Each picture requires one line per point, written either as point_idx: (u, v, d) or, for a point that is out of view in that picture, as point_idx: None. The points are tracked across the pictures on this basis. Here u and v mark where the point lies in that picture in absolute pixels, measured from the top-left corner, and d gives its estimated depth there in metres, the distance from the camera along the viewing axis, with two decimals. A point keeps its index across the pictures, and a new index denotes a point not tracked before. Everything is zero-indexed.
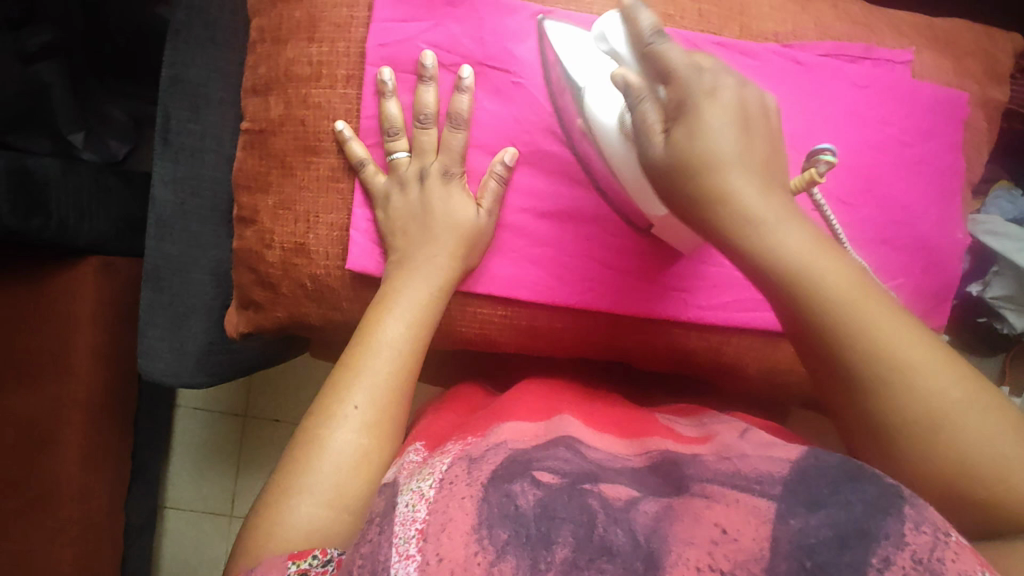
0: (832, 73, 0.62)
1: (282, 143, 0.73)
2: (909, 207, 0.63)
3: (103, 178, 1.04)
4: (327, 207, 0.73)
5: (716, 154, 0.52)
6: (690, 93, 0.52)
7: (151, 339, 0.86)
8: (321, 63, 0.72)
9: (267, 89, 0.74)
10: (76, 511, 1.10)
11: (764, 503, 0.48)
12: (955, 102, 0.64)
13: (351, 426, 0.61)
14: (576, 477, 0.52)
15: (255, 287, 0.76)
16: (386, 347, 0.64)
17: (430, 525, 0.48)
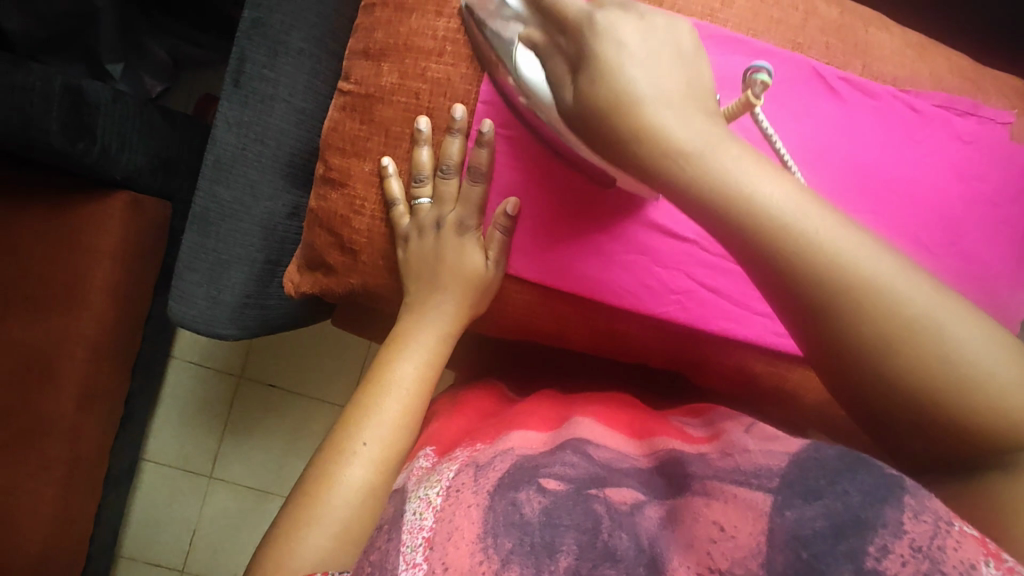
0: (941, 124, 0.65)
1: (388, 112, 0.71)
2: (987, 263, 0.65)
3: (149, 114, 1.00)
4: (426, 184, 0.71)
5: (639, 93, 0.48)
6: (589, 41, 0.51)
7: (186, 282, 0.81)
8: (445, 40, 0.68)
9: (383, 55, 0.71)
10: (62, 450, 1.05)
11: (760, 496, 0.43)
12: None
13: (360, 462, 0.62)
14: (582, 482, 0.49)
15: (332, 251, 0.75)
16: (397, 388, 0.67)
17: (436, 533, 0.48)
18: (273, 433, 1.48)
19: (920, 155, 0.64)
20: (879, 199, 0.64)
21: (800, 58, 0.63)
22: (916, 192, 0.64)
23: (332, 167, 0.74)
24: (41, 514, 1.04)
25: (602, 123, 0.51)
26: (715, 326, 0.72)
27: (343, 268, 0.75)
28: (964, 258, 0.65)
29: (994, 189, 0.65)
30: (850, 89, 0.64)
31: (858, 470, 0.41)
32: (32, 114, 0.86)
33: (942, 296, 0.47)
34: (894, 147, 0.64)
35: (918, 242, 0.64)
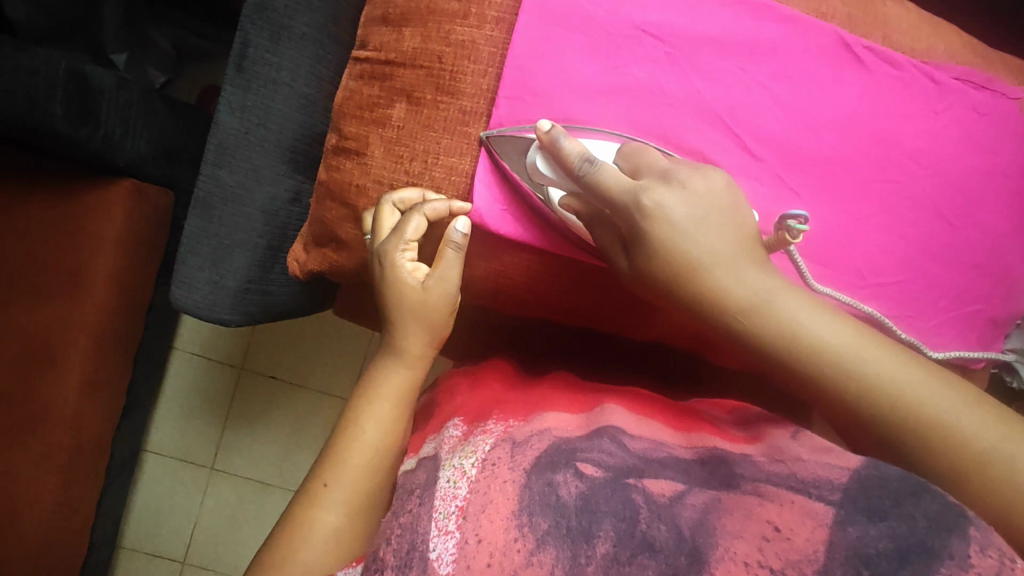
0: (958, 97, 0.62)
1: (410, 78, 0.64)
2: (1002, 237, 0.63)
3: (151, 101, 1.00)
4: (451, 150, 0.64)
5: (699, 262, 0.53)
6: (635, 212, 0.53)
7: (190, 267, 0.81)
8: (470, 2, 0.62)
9: (405, 20, 0.64)
10: (66, 438, 1.05)
11: (823, 505, 0.45)
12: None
13: (327, 506, 0.59)
14: (621, 471, 0.50)
15: (350, 223, 0.69)
16: (367, 437, 0.63)
17: (470, 504, 0.49)
18: (275, 425, 1.48)
19: (938, 128, 0.62)
20: (897, 172, 0.62)
21: (824, 24, 0.62)
22: (933, 166, 0.62)
23: (350, 136, 0.67)
24: (43, 503, 1.04)
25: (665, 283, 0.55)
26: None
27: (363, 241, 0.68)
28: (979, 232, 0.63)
29: (1010, 162, 0.62)
30: (871, 60, 0.61)
31: (919, 494, 0.44)
32: (35, 98, 0.85)
33: (973, 401, 0.51)
34: (916, 122, 0.61)
35: (935, 214, 0.62)
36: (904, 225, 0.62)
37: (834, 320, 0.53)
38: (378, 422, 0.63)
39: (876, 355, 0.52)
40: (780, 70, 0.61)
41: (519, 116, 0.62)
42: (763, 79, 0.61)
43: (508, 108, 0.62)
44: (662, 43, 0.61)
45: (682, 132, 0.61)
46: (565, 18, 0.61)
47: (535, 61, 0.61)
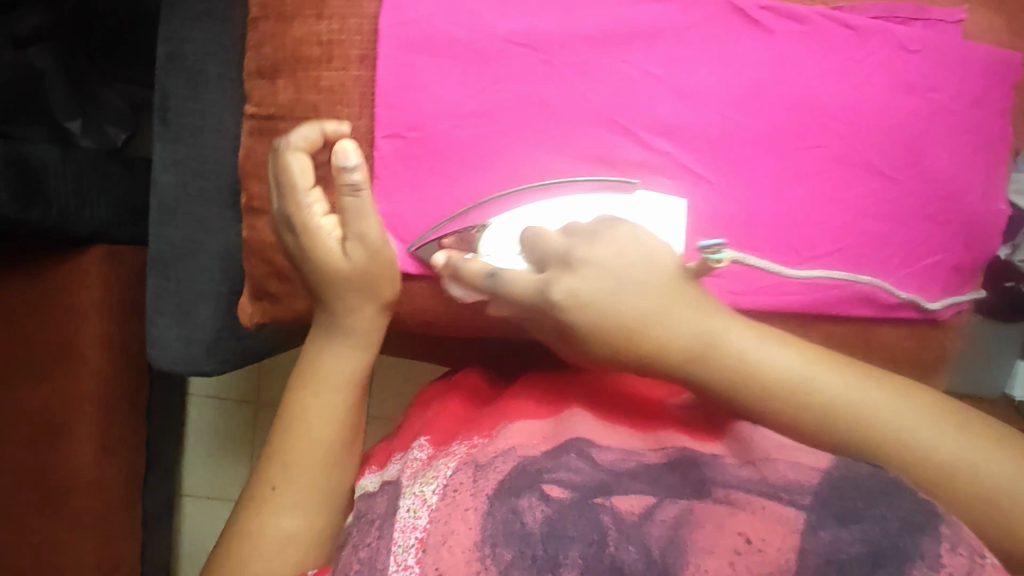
0: (882, 37, 0.56)
1: (293, 131, 0.59)
2: (953, 180, 0.58)
3: (103, 163, 1.00)
4: (346, 196, 0.59)
5: (644, 325, 0.52)
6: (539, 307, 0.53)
7: (160, 327, 0.83)
8: (333, 44, 0.58)
9: (275, 71, 0.59)
10: (94, 501, 1.10)
11: (794, 511, 0.43)
12: (1009, 62, 0.58)
13: (284, 510, 0.58)
14: (588, 490, 0.47)
15: (272, 281, 0.63)
16: (312, 437, 0.60)
17: (430, 536, 0.47)
18: None
19: (862, 78, 0.56)
20: (824, 133, 0.57)
21: None
22: (864, 119, 0.57)
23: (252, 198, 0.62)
24: (85, 565, 1.09)
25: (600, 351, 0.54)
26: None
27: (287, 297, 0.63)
28: (928, 179, 0.58)
29: (953, 97, 0.57)
30: (773, 19, 0.56)
31: (891, 492, 0.43)
32: None
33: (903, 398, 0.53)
34: (836, 76, 0.56)
35: (873, 171, 0.57)
36: (838, 190, 0.58)
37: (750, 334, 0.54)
38: (309, 423, 0.60)
39: (812, 372, 0.52)
40: (675, 49, 0.57)
41: (404, 154, 0.59)
42: (655, 65, 0.57)
43: (392, 148, 0.59)
44: (536, 51, 0.57)
45: (575, 139, 0.58)
46: (433, 41, 0.57)
47: (412, 92, 0.57)
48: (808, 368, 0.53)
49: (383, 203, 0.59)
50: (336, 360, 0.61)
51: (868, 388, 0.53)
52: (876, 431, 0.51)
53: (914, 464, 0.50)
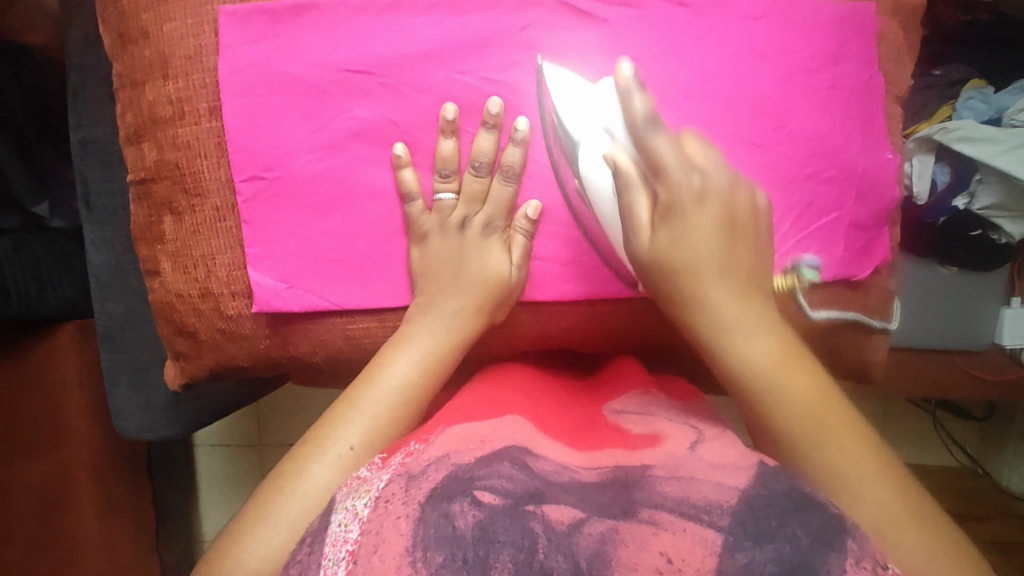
0: (719, 8, 0.58)
1: (163, 191, 0.60)
2: (826, 137, 0.59)
3: (61, 245, 1.05)
4: (220, 245, 0.60)
5: (706, 191, 0.51)
6: (677, 195, 0.51)
7: (119, 398, 0.85)
8: (181, 101, 0.58)
9: (139, 136, 0.61)
10: (105, 563, 1.15)
11: (713, 534, 0.39)
12: (861, 14, 0.59)
13: (334, 465, 0.52)
14: (519, 497, 0.42)
15: (179, 338, 0.63)
16: (386, 386, 0.56)
17: (360, 549, 0.42)
18: None
19: (710, 51, 0.57)
20: (683, 111, 0.57)
21: None
22: (721, 91, 0.57)
23: (145, 260, 0.63)
24: None
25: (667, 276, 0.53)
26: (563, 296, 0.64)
27: (193, 353, 0.63)
28: (803, 139, 0.59)
29: (807, 58, 0.58)
30: (604, 10, 0.58)
31: (802, 511, 0.41)
32: None
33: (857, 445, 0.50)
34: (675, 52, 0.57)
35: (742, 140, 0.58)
36: None
37: (741, 261, 0.52)
38: (374, 422, 0.54)
39: (758, 334, 0.51)
40: (528, 51, 0.59)
41: (267, 195, 0.59)
42: (494, 70, 0.59)
43: (253, 190, 0.59)
44: (374, 75, 0.59)
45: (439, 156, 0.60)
46: (269, 84, 0.58)
47: (261, 137, 0.58)
48: (751, 325, 0.52)
49: (252, 245, 0.59)
50: (422, 367, 0.57)
51: (853, 444, 0.49)
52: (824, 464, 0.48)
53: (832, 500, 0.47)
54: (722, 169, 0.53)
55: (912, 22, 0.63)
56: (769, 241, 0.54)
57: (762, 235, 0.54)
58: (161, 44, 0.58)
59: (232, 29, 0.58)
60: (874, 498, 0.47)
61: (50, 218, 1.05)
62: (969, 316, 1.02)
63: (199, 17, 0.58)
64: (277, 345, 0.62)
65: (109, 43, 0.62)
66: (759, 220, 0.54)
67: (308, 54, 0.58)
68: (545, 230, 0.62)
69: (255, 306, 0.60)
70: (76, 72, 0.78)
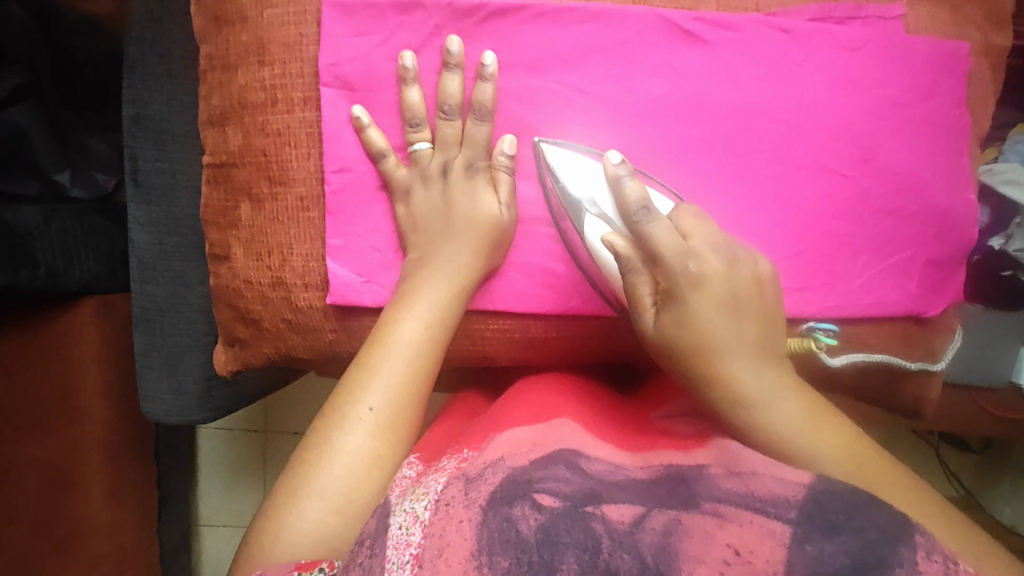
0: (820, 37, 0.59)
1: (245, 176, 0.59)
2: (914, 171, 0.60)
3: (89, 219, 1.01)
4: (300, 235, 0.58)
5: (718, 345, 0.52)
6: (677, 283, 0.51)
7: (149, 382, 0.83)
8: (275, 88, 0.57)
9: (225, 118, 0.59)
10: (107, 545, 1.09)
11: (780, 526, 0.37)
12: (955, 53, 0.60)
13: (363, 431, 0.50)
14: (579, 498, 0.40)
15: (239, 324, 0.62)
16: (401, 348, 0.53)
17: (424, 555, 0.39)
18: None
19: (806, 82, 0.59)
20: (770, 137, 0.59)
21: (643, 8, 0.58)
22: (813, 121, 0.59)
23: (213, 243, 0.62)
24: None
25: (684, 365, 0.53)
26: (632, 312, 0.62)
27: (253, 340, 0.61)
28: (886, 172, 0.60)
29: (901, 91, 0.60)
30: (706, 31, 0.58)
31: (868, 506, 0.39)
32: None
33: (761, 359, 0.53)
34: (773, 83, 0.59)
35: (828, 170, 0.60)
36: (798, 188, 0.59)
37: (754, 337, 0.53)
38: (392, 380, 0.52)
39: (783, 402, 0.52)
40: (624, 62, 0.58)
41: (354, 188, 0.58)
42: (587, 83, 0.58)
43: (341, 183, 0.58)
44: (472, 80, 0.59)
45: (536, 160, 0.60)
46: (369, 82, 0.58)
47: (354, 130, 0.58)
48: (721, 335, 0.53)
49: (332, 237, 0.58)
50: (433, 322, 0.55)
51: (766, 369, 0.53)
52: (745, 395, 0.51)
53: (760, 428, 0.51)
54: (742, 262, 0.54)
55: (999, 63, 0.64)
56: (776, 319, 0.55)
57: (772, 303, 0.56)
58: (258, 30, 0.57)
59: (333, 21, 0.57)
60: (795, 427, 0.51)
61: (70, 187, 1.00)
62: (990, 358, 1.04)
63: (302, 7, 0.57)
64: (341, 338, 0.60)
65: (201, 24, 0.61)
66: (769, 290, 0.55)
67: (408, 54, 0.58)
68: None
69: (329, 297, 0.58)
70: (137, 46, 0.77)
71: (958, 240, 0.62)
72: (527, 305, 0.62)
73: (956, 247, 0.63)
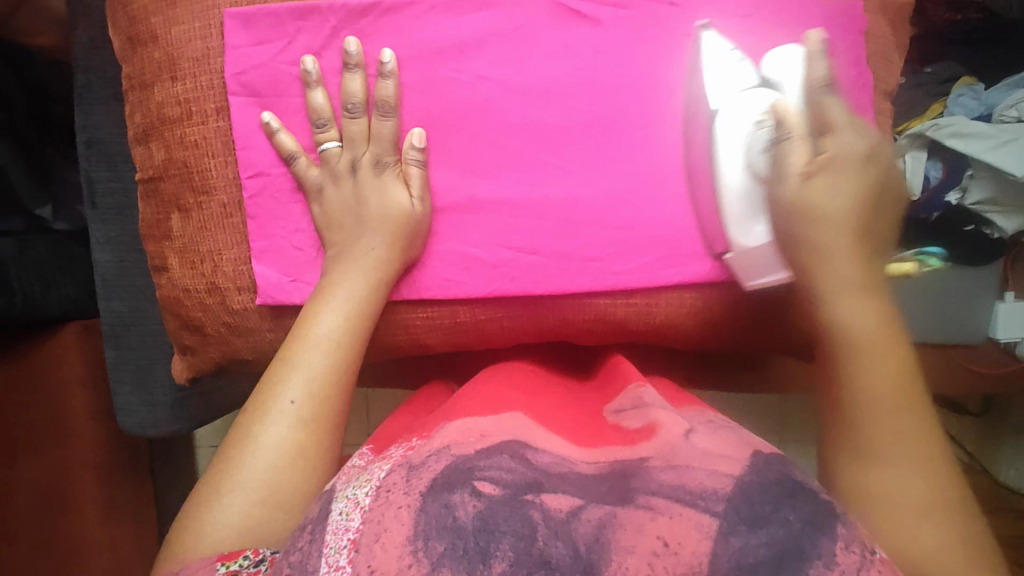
0: (709, 9, 0.63)
1: (172, 188, 0.61)
2: None
3: (64, 245, 1.05)
4: (226, 241, 0.61)
5: (875, 173, 0.58)
6: (839, 151, 0.56)
7: (123, 395, 0.87)
8: (188, 101, 0.60)
9: (147, 135, 0.62)
10: (106, 562, 1.13)
11: (708, 519, 0.38)
12: (847, 13, 0.64)
13: (284, 422, 0.52)
14: (518, 487, 0.41)
15: (185, 332, 0.65)
16: (321, 342, 0.55)
17: (362, 539, 0.39)
18: None
19: (696, 55, 0.62)
20: (667, 110, 0.63)
21: None
22: None
23: (152, 256, 0.65)
24: None
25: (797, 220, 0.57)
26: (553, 291, 0.63)
27: (200, 347, 0.64)
28: None
29: None
30: (591, 10, 0.62)
31: (793, 497, 0.40)
32: None
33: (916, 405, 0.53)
34: (666, 55, 0.62)
35: None
36: (697, 154, 0.62)
37: (866, 218, 0.57)
38: (310, 373, 0.54)
39: (859, 299, 0.56)
40: (522, 51, 0.62)
41: (271, 190, 0.61)
42: (492, 69, 0.61)
43: (259, 186, 0.60)
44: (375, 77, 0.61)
45: (448, 148, 0.62)
46: (274, 86, 0.60)
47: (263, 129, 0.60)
48: (883, 353, 0.54)
49: (257, 239, 0.61)
50: (353, 315, 0.57)
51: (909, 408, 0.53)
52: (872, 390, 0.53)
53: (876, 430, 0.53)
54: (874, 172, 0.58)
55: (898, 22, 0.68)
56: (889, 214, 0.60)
57: (887, 202, 0.61)
58: (168, 47, 0.60)
59: (236, 30, 0.59)
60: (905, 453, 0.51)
61: (53, 220, 1.04)
62: (965, 306, 1.03)
63: (207, 21, 0.59)
64: (281, 338, 0.62)
65: (119, 46, 0.64)
66: (884, 183, 0.60)
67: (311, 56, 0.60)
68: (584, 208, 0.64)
69: (260, 299, 0.61)
70: (82, 74, 0.80)
71: None
72: (450, 290, 0.63)
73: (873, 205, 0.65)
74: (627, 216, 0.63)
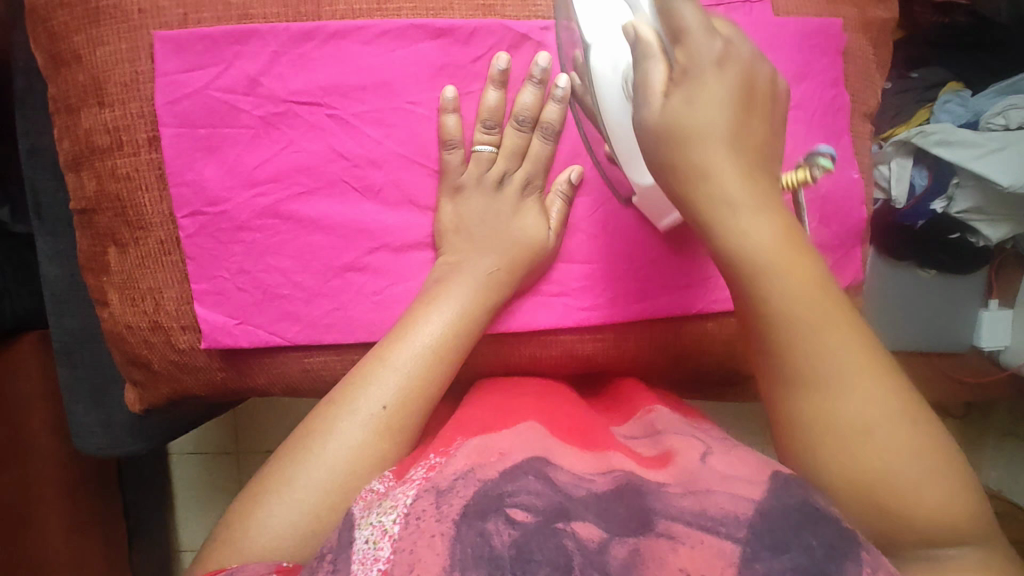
0: None
1: (106, 223, 0.59)
2: (789, 161, 0.61)
3: (20, 255, 0.94)
4: (166, 280, 0.59)
5: (752, 63, 0.45)
6: (699, 60, 0.44)
7: (80, 419, 0.83)
8: (118, 130, 0.57)
9: (78, 164, 0.59)
10: None
11: (729, 546, 0.34)
12: (827, 33, 0.62)
13: (369, 426, 0.49)
14: (550, 513, 0.37)
15: (133, 366, 0.63)
16: (420, 350, 0.52)
17: (394, 571, 0.35)
18: None
19: None
20: None
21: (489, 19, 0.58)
22: None
23: (93, 289, 0.62)
24: None
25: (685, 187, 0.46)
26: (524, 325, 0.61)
27: (148, 382, 0.63)
28: None
29: None
30: (557, 39, 0.59)
31: (814, 520, 0.36)
32: None
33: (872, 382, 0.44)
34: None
35: None
36: None
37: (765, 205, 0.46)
38: (407, 381, 0.51)
39: (833, 335, 0.44)
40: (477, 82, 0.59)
41: (209, 228, 0.58)
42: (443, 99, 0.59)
43: (195, 225, 0.58)
44: (321, 105, 0.58)
45: (398, 178, 0.60)
46: (209, 115, 0.57)
47: (203, 158, 0.58)
48: (821, 343, 0.44)
49: (197, 280, 0.59)
50: (454, 325, 0.54)
51: (878, 401, 0.44)
52: (826, 397, 0.44)
53: (851, 436, 0.44)
54: (792, 162, 0.48)
55: (880, 36, 0.66)
56: (786, 128, 0.48)
57: (777, 117, 0.48)
58: (94, 70, 0.57)
59: (166, 55, 0.56)
60: (883, 458, 0.43)
61: (13, 223, 0.92)
62: (945, 313, 1.01)
63: (135, 43, 0.56)
64: (232, 377, 0.62)
65: (44, 64, 0.60)
66: (771, 96, 0.46)
67: (248, 82, 0.57)
68: (581, 232, 0.62)
69: (204, 341, 0.60)
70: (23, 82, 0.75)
71: (844, 227, 0.64)
72: None
73: (845, 234, 0.64)
74: (588, 251, 0.62)
